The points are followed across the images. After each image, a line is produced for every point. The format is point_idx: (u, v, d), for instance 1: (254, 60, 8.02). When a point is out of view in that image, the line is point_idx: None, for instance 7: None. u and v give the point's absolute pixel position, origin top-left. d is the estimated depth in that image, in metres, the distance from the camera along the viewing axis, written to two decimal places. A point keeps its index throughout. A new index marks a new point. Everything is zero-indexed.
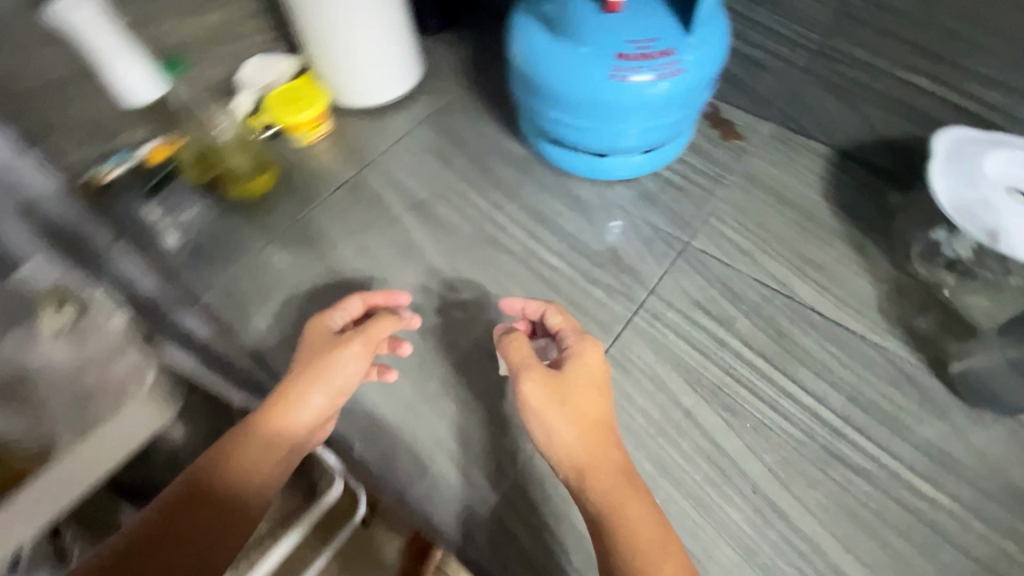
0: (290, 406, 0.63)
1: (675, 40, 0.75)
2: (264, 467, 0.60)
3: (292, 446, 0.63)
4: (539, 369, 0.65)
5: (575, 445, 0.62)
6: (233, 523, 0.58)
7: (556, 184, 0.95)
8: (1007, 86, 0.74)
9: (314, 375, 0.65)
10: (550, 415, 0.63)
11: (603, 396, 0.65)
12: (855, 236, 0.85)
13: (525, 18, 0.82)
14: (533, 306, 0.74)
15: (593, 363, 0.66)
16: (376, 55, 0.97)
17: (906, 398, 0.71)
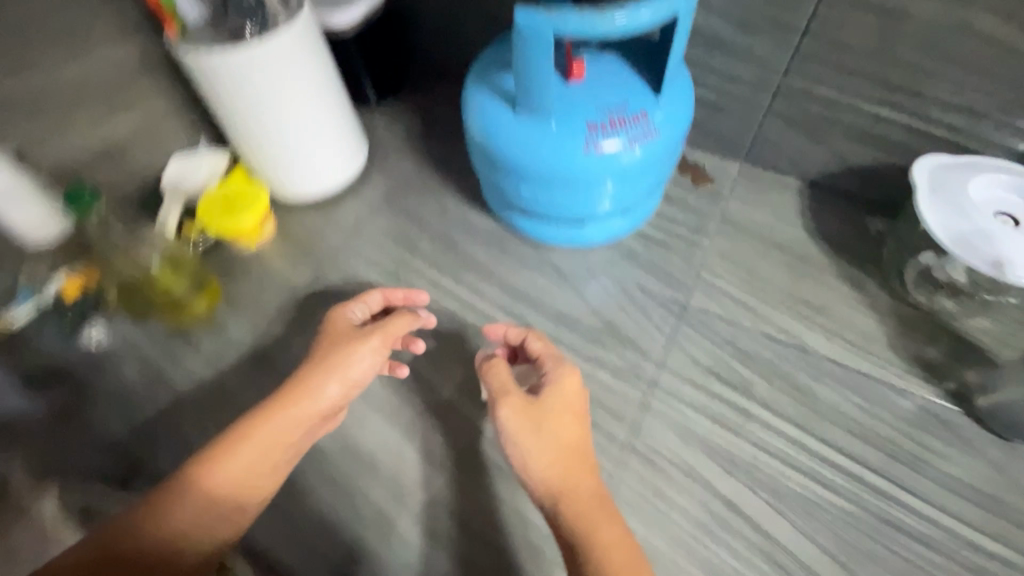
0: (307, 395, 0.67)
1: (645, 102, 0.71)
2: (274, 452, 0.65)
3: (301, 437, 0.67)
4: (516, 398, 0.65)
5: (547, 470, 0.61)
6: (241, 499, 0.63)
7: (534, 257, 0.88)
8: (968, 111, 0.74)
9: (332, 365, 0.68)
10: (527, 441, 0.63)
11: (581, 421, 0.65)
12: (847, 271, 0.83)
13: (482, 94, 0.76)
14: (511, 332, 0.73)
15: (570, 387, 0.66)
16: (320, 139, 0.87)
17: (939, 442, 0.68)
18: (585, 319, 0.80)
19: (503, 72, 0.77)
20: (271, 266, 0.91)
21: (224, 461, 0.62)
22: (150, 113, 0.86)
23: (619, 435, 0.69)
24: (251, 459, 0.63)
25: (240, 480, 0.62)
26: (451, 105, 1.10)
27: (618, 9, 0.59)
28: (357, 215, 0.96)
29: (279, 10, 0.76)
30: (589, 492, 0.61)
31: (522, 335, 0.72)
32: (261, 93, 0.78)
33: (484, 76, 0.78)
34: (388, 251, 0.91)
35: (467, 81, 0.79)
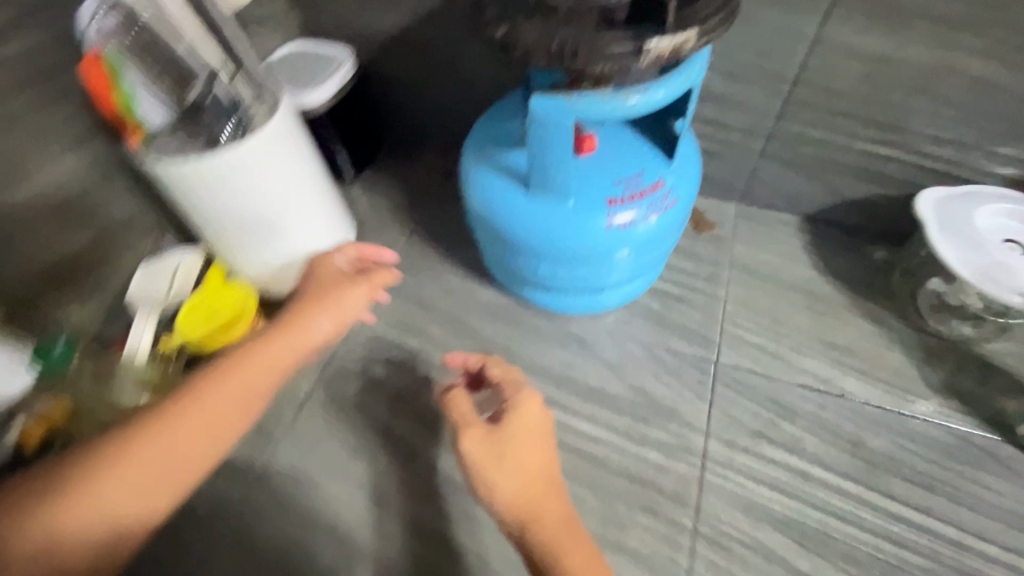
0: (288, 328, 0.58)
1: (660, 169, 0.68)
2: (243, 384, 0.53)
3: (275, 373, 0.56)
4: (474, 424, 0.61)
5: (511, 493, 0.56)
6: (195, 440, 0.50)
7: (552, 329, 0.83)
8: (957, 142, 0.77)
9: (319, 301, 0.61)
10: (488, 469, 0.57)
11: (542, 445, 0.61)
12: (864, 306, 0.83)
13: (487, 174, 0.73)
14: (471, 360, 0.71)
15: (530, 408, 0.63)
16: (307, 231, 0.80)
17: (997, 479, 0.67)
18: (620, 393, 0.76)
19: (507, 149, 0.73)
20: None
21: (184, 394, 0.51)
22: (103, 230, 0.76)
23: (683, 521, 0.66)
24: (216, 391, 0.52)
25: (199, 414, 0.50)
26: (435, 171, 1.06)
27: (634, 91, 0.55)
28: None
29: (257, 108, 0.70)
30: (554, 514, 0.56)
31: (482, 361, 0.70)
32: (241, 194, 0.70)
33: (486, 153, 0.74)
34: (395, 339, 0.85)
35: (467, 160, 0.75)
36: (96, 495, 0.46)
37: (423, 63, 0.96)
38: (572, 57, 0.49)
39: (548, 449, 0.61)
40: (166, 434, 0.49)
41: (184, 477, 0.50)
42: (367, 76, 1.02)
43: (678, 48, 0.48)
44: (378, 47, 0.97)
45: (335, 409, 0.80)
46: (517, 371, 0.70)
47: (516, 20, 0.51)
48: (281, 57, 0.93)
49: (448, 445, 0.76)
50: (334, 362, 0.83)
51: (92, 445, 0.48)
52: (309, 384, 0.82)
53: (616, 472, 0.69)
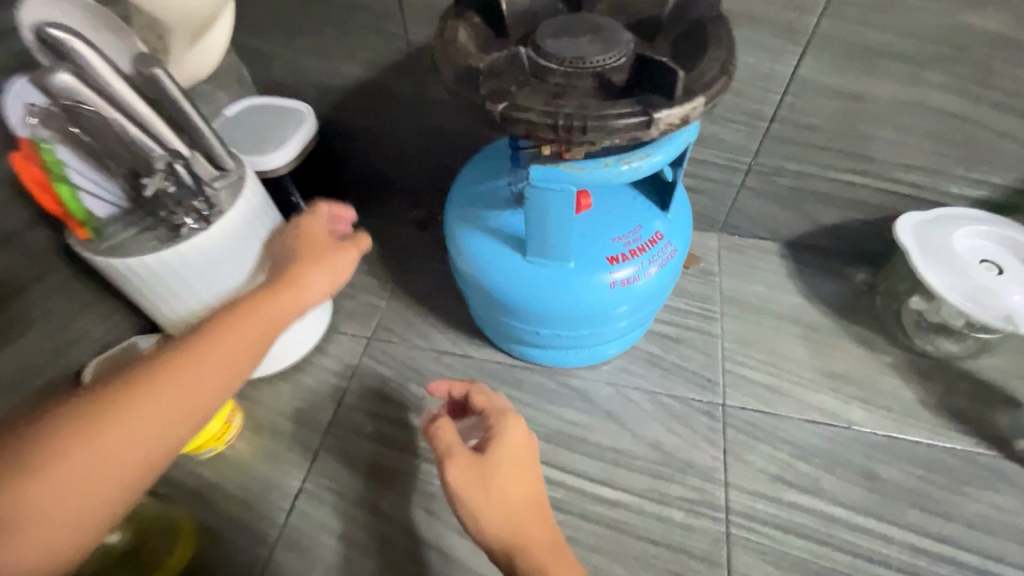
0: (281, 283, 0.52)
1: (657, 223, 0.67)
2: (237, 336, 0.45)
3: (272, 326, 0.48)
4: (458, 451, 0.58)
5: (497, 525, 0.54)
6: (184, 401, 0.41)
7: (553, 387, 0.80)
8: (925, 169, 0.80)
9: (313, 260, 0.55)
10: (474, 502, 0.55)
11: (529, 471, 0.59)
12: (854, 330, 0.85)
13: (479, 239, 0.69)
14: (454, 388, 0.70)
15: (517, 435, 0.60)
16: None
17: (1006, 498, 0.69)
18: (634, 450, 0.73)
19: (496, 210, 0.69)
20: (249, 471, 0.74)
21: (167, 353, 0.42)
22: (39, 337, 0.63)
23: None
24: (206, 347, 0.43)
25: (185, 375, 0.41)
26: (408, 222, 1.01)
27: (635, 156, 0.53)
28: (337, 376, 0.82)
29: (221, 188, 0.63)
30: (542, 544, 0.54)
31: (466, 388, 0.69)
32: (215, 286, 0.63)
33: (475, 217, 0.70)
34: (387, 413, 0.79)
35: (454, 224, 0.71)
36: (52, 479, 0.35)
37: (389, 113, 0.91)
38: (581, 129, 0.45)
39: (537, 476, 0.59)
40: (145, 402, 0.39)
41: (169, 451, 0.40)
42: (328, 129, 0.96)
43: (687, 114, 0.46)
44: (339, 99, 0.91)
45: (326, 501, 0.72)
46: (500, 398, 0.68)
47: (515, 93, 0.48)
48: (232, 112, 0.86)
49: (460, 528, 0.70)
50: (323, 445, 0.76)
51: (60, 417, 0.37)
52: (300, 475, 0.74)
53: (642, 538, 0.67)
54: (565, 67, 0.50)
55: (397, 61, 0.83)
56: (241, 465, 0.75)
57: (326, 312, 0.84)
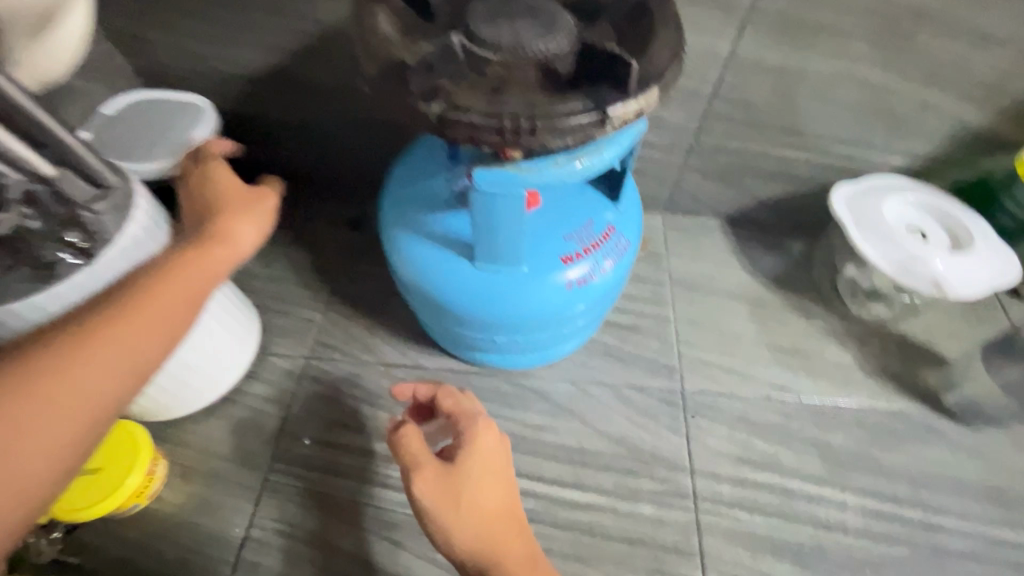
0: (205, 231, 0.44)
1: (608, 217, 0.64)
2: (167, 290, 0.40)
3: (206, 277, 0.42)
4: (426, 463, 0.52)
5: (470, 543, 0.49)
6: (124, 360, 0.37)
7: (512, 390, 0.76)
8: (855, 141, 0.81)
9: (229, 201, 0.46)
10: (446, 517, 0.50)
11: (506, 481, 0.54)
12: (796, 300, 0.86)
13: (421, 246, 0.63)
14: (421, 390, 0.64)
15: (489, 441, 0.55)
16: (196, 340, 0.66)
17: (939, 451, 0.73)
18: (600, 447, 0.72)
19: (437, 213, 0.63)
20: (183, 525, 0.66)
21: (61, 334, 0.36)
22: None
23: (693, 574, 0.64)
24: (131, 306, 0.38)
25: (113, 335, 0.36)
26: (337, 223, 0.92)
27: (584, 154, 0.49)
28: (274, 404, 0.74)
29: (104, 211, 0.52)
30: (519, 557, 0.50)
31: (434, 391, 0.63)
32: None
33: (414, 221, 0.64)
34: (334, 439, 0.72)
35: (392, 229, 0.65)
36: None
37: (300, 102, 0.81)
38: (530, 131, 0.41)
39: (511, 484, 0.54)
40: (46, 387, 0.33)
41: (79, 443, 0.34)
42: (234, 124, 0.84)
43: (640, 109, 0.42)
44: (243, 90, 0.80)
45: (275, 546, 0.66)
46: (470, 399, 0.62)
47: (452, 92, 0.42)
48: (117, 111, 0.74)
49: (425, 554, 0.66)
50: (266, 484, 0.69)
51: None
52: (243, 521, 0.67)
53: (616, 538, 0.66)
54: (504, 55, 0.45)
55: (305, 44, 0.73)
56: (173, 519, 0.66)
57: (255, 336, 0.76)
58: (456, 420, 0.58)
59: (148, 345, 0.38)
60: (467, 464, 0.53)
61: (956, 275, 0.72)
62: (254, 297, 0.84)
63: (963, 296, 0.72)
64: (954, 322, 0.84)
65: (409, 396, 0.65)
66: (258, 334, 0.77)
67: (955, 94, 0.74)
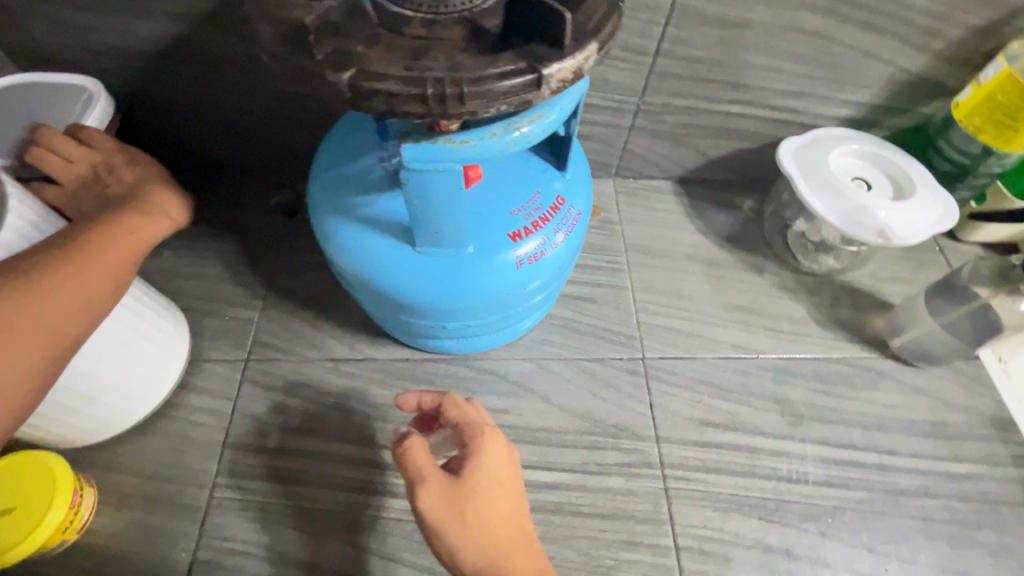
0: (136, 203, 0.55)
1: (555, 188, 0.60)
2: (115, 242, 0.49)
3: (144, 236, 0.52)
4: (431, 477, 0.51)
5: (475, 560, 0.49)
6: (82, 292, 0.45)
7: (471, 375, 0.73)
8: (799, 93, 0.80)
9: (146, 184, 0.58)
10: (453, 535, 0.49)
11: (513, 494, 0.53)
12: (749, 258, 0.86)
13: (358, 232, 0.58)
14: (426, 399, 0.61)
15: (495, 452, 0.54)
16: (95, 342, 0.58)
17: (889, 394, 0.75)
18: (564, 424, 0.70)
19: (371, 195, 0.58)
20: (122, 555, 0.61)
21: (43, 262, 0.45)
22: None
23: (664, 541, 0.64)
24: (86, 253, 0.47)
25: (74, 272, 0.45)
26: (268, 210, 0.84)
27: (527, 121, 0.44)
28: (213, 415, 0.69)
29: None
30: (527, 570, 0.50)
31: (439, 399, 0.60)
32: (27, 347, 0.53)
33: (346, 205, 0.58)
34: (284, 446, 0.67)
35: (324, 215, 0.59)
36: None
37: (208, 79, 0.72)
38: (458, 99, 0.35)
39: (518, 497, 0.54)
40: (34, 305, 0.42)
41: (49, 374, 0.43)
42: (135, 107, 0.75)
43: (580, 66, 0.38)
44: (139, 68, 0.71)
45: (227, 566, 0.61)
46: (477, 408, 0.60)
47: (366, 57, 0.36)
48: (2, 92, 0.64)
49: (388, 555, 0.62)
50: (212, 501, 0.64)
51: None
52: (189, 544, 0.61)
53: (587, 515, 0.65)
54: (426, 13, 0.40)
55: (204, 11, 0.64)
56: (110, 551, 0.61)
57: (182, 343, 0.69)
58: (461, 430, 0.56)
59: (102, 283, 0.47)
60: (475, 479, 0.52)
61: (901, 222, 0.73)
62: (181, 300, 0.77)
63: (908, 241, 0.72)
64: (898, 268, 0.86)
65: (413, 405, 0.61)
66: (182, 339, 0.70)
67: (894, 39, 0.73)
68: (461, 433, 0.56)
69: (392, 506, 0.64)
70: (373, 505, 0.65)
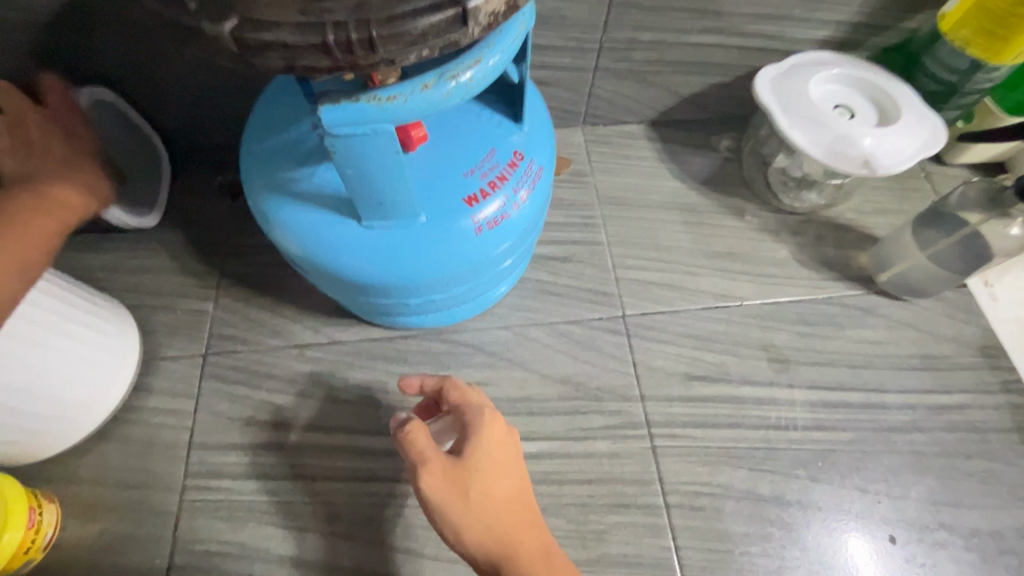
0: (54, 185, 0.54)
1: (515, 143, 0.55)
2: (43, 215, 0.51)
3: (70, 212, 0.54)
4: (432, 458, 0.48)
5: (482, 540, 0.47)
6: (19, 255, 0.48)
7: (445, 349, 0.70)
8: (775, 17, 0.74)
9: (59, 156, 0.56)
10: (459, 518, 0.47)
11: (517, 471, 0.51)
12: (729, 201, 0.82)
13: (302, 209, 0.52)
14: (427, 383, 0.58)
15: (495, 430, 0.52)
16: (18, 352, 0.53)
17: (876, 330, 0.73)
18: (545, 392, 0.68)
19: (308, 167, 0.53)
20: (95, 568, 0.59)
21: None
22: None
23: (654, 501, 0.62)
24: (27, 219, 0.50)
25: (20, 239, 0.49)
26: (212, 191, 0.78)
27: (470, 68, 0.39)
28: (175, 415, 0.65)
29: None
30: (532, 547, 0.48)
31: (439, 384, 0.58)
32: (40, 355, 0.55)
33: (285, 181, 0.53)
34: (253, 441, 0.64)
35: (262, 194, 0.53)
36: None
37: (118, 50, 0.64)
38: (368, 47, 0.30)
39: (522, 473, 0.52)
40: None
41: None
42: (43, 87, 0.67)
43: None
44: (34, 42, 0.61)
45: (206, 568, 0.59)
46: (479, 392, 0.57)
47: None
48: (12, 72, 0.64)
49: (370, 541, 0.61)
50: (183, 505, 0.61)
51: None
52: (164, 550, 0.59)
53: (574, 482, 0.63)
54: None
55: None
56: (83, 565, 0.59)
57: (133, 342, 0.65)
58: (461, 411, 0.54)
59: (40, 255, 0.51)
60: (478, 461, 0.49)
61: (887, 149, 0.69)
62: (128, 297, 0.71)
63: (895, 169, 0.68)
64: (883, 199, 0.82)
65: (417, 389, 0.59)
66: (131, 339, 0.65)
67: None
68: (461, 414, 0.54)
69: (370, 491, 0.63)
70: (351, 492, 0.63)
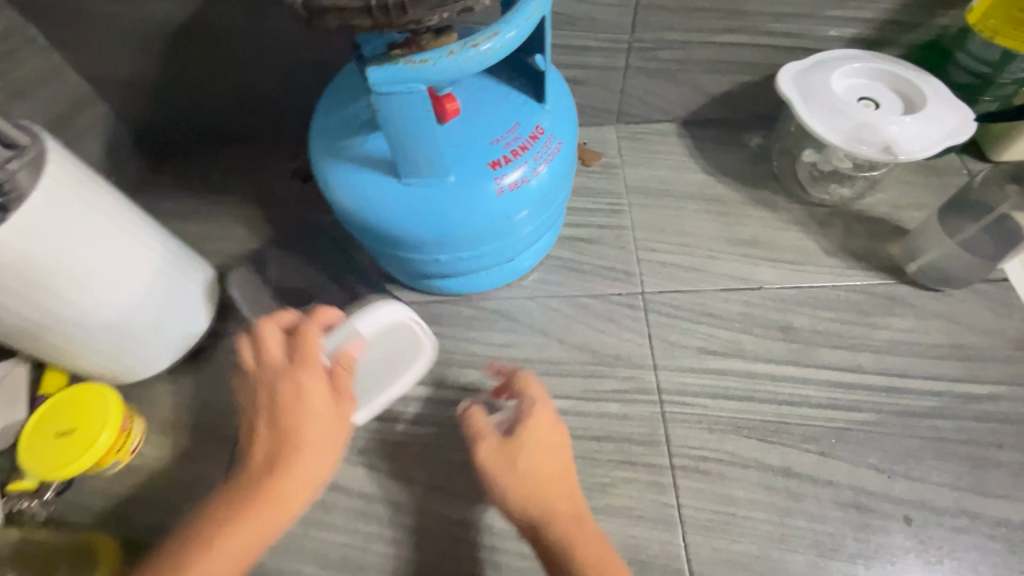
0: (270, 489, 0.46)
1: (535, 119, 0.62)
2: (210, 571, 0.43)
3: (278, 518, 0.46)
4: (489, 433, 0.55)
5: (525, 503, 0.52)
6: None
7: (473, 315, 0.77)
8: (800, 16, 0.78)
9: (289, 443, 0.47)
10: (507, 481, 0.52)
11: (564, 452, 0.55)
12: (755, 193, 0.85)
13: (354, 172, 0.62)
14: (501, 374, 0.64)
15: (547, 413, 0.57)
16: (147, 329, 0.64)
17: (902, 318, 0.73)
18: (563, 355, 0.73)
19: (361, 135, 0.63)
20: None
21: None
22: None
23: (660, 461, 0.65)
24: None
25: None
26: None
27: (486, 39, 0.47)
28: None
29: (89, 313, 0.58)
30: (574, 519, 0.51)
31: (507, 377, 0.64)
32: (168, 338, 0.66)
33: (341, 148, 0.63)
34: None
35: (323, 161, 0.64)
36: None
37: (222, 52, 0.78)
38: (400, 8, 0.38)
39: (570, 455, 0.56)
40: None
41: None
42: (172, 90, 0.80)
43: None
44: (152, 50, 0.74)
45: None
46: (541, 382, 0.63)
47: None
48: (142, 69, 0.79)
49: (395, 474, 0.67)
50: None
51: None
52: None
53: (583, 438, 0.67)
54: None
55: None
56: None
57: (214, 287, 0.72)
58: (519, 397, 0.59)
59: None
60: (528, 437, 0.55)
61: (912, 135, 0.70)
62: None
63: (919, 156, 0.69)
64: (917, 192, 0.82)
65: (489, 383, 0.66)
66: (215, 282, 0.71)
67: None
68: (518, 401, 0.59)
69: (398, 430, 0.70)
70: (381, 431, 0.70)
